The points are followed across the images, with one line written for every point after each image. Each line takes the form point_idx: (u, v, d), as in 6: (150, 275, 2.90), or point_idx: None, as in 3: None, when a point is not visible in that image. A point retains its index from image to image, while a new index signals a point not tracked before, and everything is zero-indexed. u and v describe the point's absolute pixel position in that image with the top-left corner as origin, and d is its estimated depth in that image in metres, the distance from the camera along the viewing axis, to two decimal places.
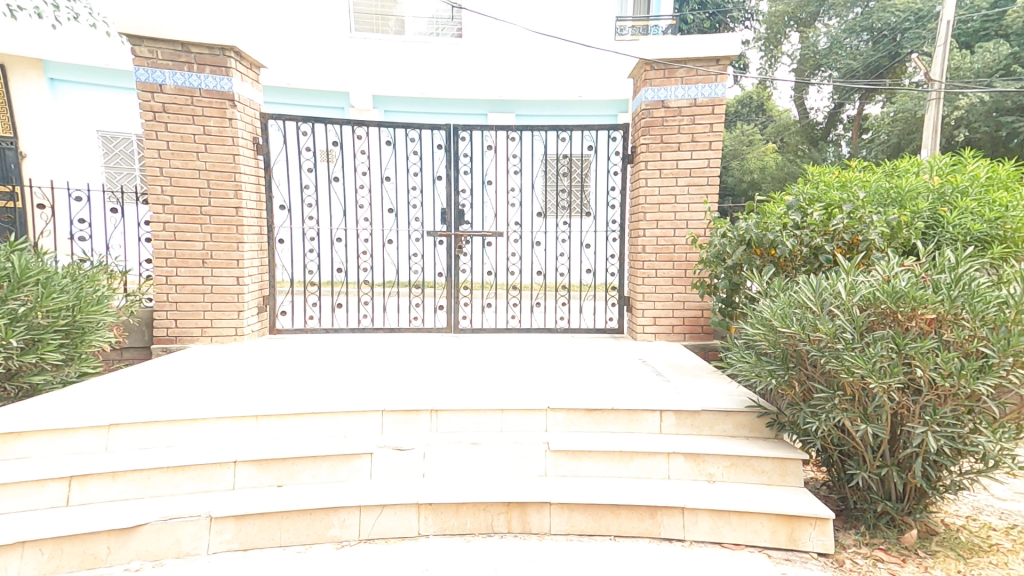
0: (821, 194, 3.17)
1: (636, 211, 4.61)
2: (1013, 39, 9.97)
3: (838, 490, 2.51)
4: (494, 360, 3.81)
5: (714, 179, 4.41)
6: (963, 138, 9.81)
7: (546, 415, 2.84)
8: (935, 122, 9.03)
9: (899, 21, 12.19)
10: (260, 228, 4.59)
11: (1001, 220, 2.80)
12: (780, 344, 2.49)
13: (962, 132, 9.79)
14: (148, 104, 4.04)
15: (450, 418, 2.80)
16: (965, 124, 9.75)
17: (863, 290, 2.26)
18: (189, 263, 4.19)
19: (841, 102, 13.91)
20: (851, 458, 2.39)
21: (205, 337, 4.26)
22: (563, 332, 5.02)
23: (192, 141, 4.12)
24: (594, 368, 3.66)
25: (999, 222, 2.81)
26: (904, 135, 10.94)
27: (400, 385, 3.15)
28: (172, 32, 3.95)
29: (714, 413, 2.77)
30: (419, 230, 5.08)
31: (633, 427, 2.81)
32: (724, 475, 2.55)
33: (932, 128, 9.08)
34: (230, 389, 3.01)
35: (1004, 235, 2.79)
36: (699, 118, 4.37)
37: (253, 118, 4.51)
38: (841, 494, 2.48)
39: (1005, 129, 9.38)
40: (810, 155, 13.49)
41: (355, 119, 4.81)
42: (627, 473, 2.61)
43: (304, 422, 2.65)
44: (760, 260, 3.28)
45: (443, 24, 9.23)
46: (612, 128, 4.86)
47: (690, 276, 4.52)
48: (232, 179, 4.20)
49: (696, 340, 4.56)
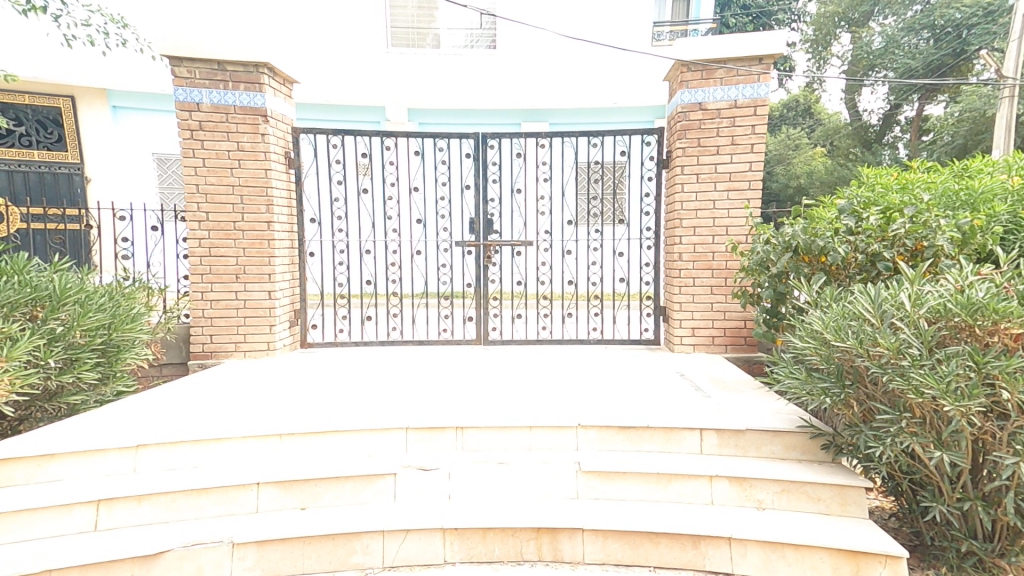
0: (877, 195, 2.94)
1: (671, 218, 4.42)
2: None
3: (911, 524, 2.28)
4: (527, 375, 3.68)
5: (755, 183, 4.19)
6: None
7: (576, 432, 2.70)
8: (1008, 122, 8.41)
9: (966, 17, 11.40)
10: (292, 241, 4.63)
11: None
12: (834, 359, 2.29)
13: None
14: (185, 123, 4.15)
15: (476, 435, 2.73)
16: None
17: (932, 301, 2.04)
18: (224, 278, 4.25)
19: (898, 103, 13.08)
20: (924, 489, 2.17)
21: (239, 352, 4.30)
22: (596, 344, 4.84)
23: (227, 158, 4.20)
24: (629, 382, 3.50)
25: None
26: (971, 135, 10.30)
27: (430, 402, 3.06)
28: (209, 52, 4.04)
29: (760, 433, 2.56)
30: (448, 241, 5.03)
31: (670, 446, 2.63)
32: (775, 502, 2.34)
33: (1006, 127, 8.48)
34: (258, 407, 3.00)
35: None
36: (740, 119, 4.16)
37: (286, 133, 4.57)
38: (914, 529, 2.25)
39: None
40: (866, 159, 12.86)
41: (386, 132, 4.81)
42: (665, 497, 2.43)
43: (328, 440, 2.64)
44: (808, 268, 3.06)
45: (477, 37, 9.34)
46: (646, 132, 4.70)
47: (731, 284, 4.29)
48: (264, 195, 4.25)
49: (739, 352, 4.31)
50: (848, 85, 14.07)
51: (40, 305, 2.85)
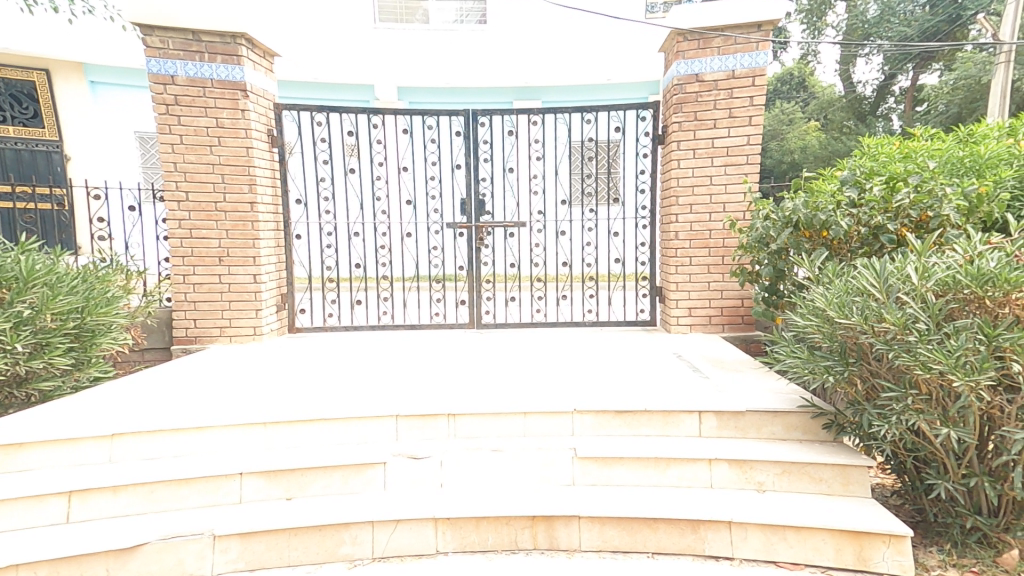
0: (880, 164, 2.82)
1: (668, 195, 4.30)
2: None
3: (912, 501, 2.21)
4: (518, 358, 3.61)
5: (753, 157, 4.07)
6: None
7: (573, 417, 2.63)
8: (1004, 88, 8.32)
9: None
10: (277, 223, 4.50)
11: None
12: (838, 337, 2.17)
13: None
14: (160, 97, 3.95)
15: (470, 422, 2.65)
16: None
17: (940, 273, 1.94)
18: (206, 261, 4.12)
19: (892, 73, 12.95)
20: (929, 466, 2.08)
21: (225, 337, 4.19)
22: (592, 326, 4.76)
23: (206, 135, 4.03)
24: (626, 364, 3.42)
25: None
26: (966, 104, 10.27)
27: (419, 388, 2.97)
28: (183, 21, 3.84)
29: (760, 414, 2.47)
30: (438, 222, 4.89)
31: (668, 430, 2.56)
32: (776, 484, 2.27)
33: (999, 94, 8.49)
34: (240, 394, 2.89)
35: None
36: (738, 91, 4.02)
37: (267, 110, 4.39)
38: (917, 505, 2.17)
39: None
40: (858, 131, 12.85)
41: (371, 109, 4.63)
42: (664, 482, 2.37)
43: (316, 428, 2.55)
44: (810, 243, 2.93)
45: (468, 12, 8.92)
46: (641, 107, 4.54)
47: (728, 263, 4.20)
48: (247, 174, 4.09)
49: (736, 332, 4.24)
50: (843, 55, 13.83)
51: (5, 287, 2.71)
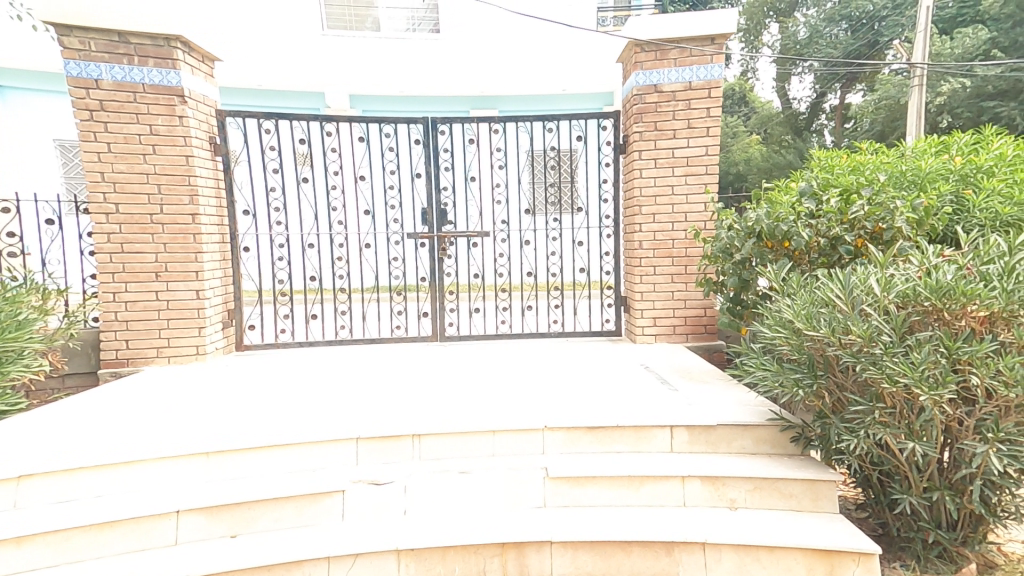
0: (835, 176, 2.87)
1: (631, 205, 4.30)
2: (989, 24, 10.64)
3: (875, 515, 2.19)
4: (478, 373, 3.49)
5: (712, 167, 4.11)
6: (947, 123, 10.48)
7: (543, 435, 2.53)
8: (919, 109, 9.01)
9: (877, 9, 12.32)
10: (222, 236, 4.30)
11: None
12: (806, 349, 2.15)
13: (946, 117, 10.46)
14: (83, 102, 3.67)
15: (436, 443, 2.51)
16: (949, 110, 10.47)
17: (900, 285, 1.95)
18: (140, 278, 3.87)
19: (823, 91, 13.75)
20: (893, 479, 2.07)
21: (161, 358, 3.92)
22: (557, 337, 4.69)
23: (138, 143, 3.78)
24: (593, 376, 3.36)
25: None
26: (888, 122, 11.07)
27: (375, 408, 2.80)
28: (107, 22, 3.57)
29: (729, 428, 2.42)
30: (398, 233, 4.72)
31: (641, 446, 2.49)
32: (748, 501, 2.21)
33: (917, 113, 9.08)
34: (174, 421, 2.66)
35: None
36: (695, 102, 4.07)
37: (207, 116, 4.14)
38: (880, 519, 2.16)
39: (985, 114, 10.19)
40: (796, 146, 13.20)
41: (324, 115, 4.43)
42: (637, 501, 2.29)
43: (265, 456, 2.37)
44: (772, 254, 2.92)
45: (419, 21, 8.83)
46: (601, 116, 4.53)
47: (690, 272, 4.22)
48: (187, 183, 3.88)
49: (699, 341, 4.26)
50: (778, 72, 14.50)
51: None
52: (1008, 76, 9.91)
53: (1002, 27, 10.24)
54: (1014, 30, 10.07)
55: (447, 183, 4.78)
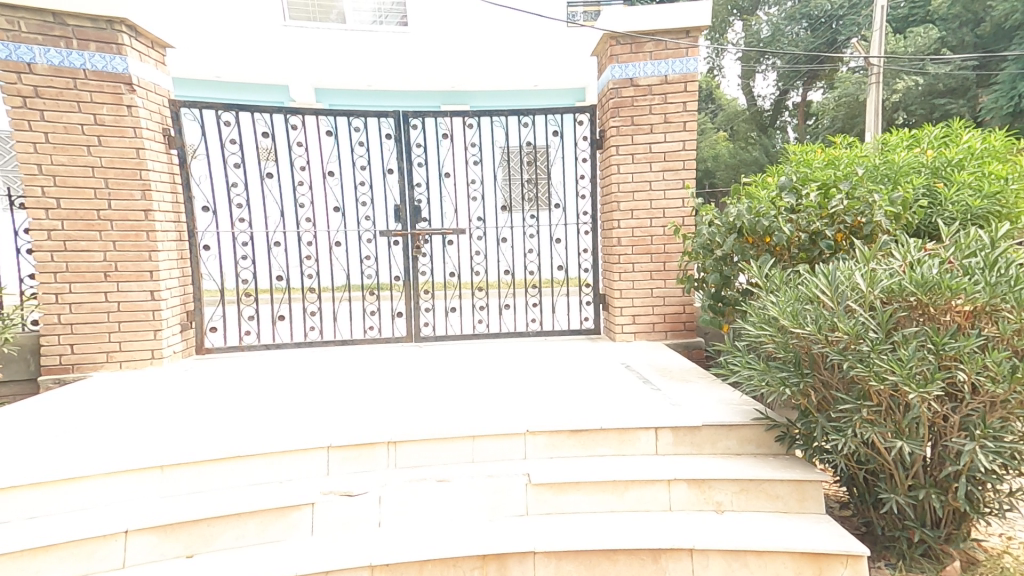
0: (813, 168, 2.81)
1: (608, 201, 4.22)
2: (938, 22, 11.12)
3: (861, 514, 2.15)
4: (452, 374, 3.37)
5: (689, 162, 4.08)
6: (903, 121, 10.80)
7: (525, 439, 2.44)
8: (877, 106, 9.19)
9: (834, 9, 12.56)
10: (178, 232, 4.08)
11: (1000, 195, 2.47)
12: (791, 346, 2.09)
13: (901, 114, 10.87)
14: (15, 88, 3.39)
15: (412, 450, 2.40)
16: (903, 107, 10.89)
17: (885, 279, 1.89)
18: (87, 278, 3.62)
19: (785, 88, 14.16)
20: (879, 479, 2.04)
21: (113, 363, 3.69)
22: (535, 335, 4.60)
23: (80, 133, 3.52)
24: (574, 377, 3.28)
25: (998, 196, 2.47)
26: (847, 119, 11.42)
27: (345, 413, 2.65)
28: (39, 1, 3.29)
29: (715, 428, 2.36)
30: (370, 230, 4.55)
31: (625, 449, 2.42)
32: (734, 504, 2.14)
33: (875, 112, 9.23)
34: (120, 433, 2.45)
35: (1008, 211, 2.46)
36: (671, 96, 4.02)
37: (159, 106, 3.89)
38: (865, 518, 2.12)
39: (937, 111, 10.63)
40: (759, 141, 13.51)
41: (288, 106, 4.21)
42: (622, 506, 2.21)
43: (225, 468, 2.22)
44: (754, 250, 2.86)
45: (385, 13, 8.65)
46: (576, 110, 4.45)
47: (669, 269, 4.19)
48: (138, 177, 3.64)
49: (679, 339, 4.23)
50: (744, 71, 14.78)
51: None
52: (956, 75, 10.40)
53: (951, 27, 10.69)
54: (961, 30, 10.55)
55: (420, 178, 4.63)
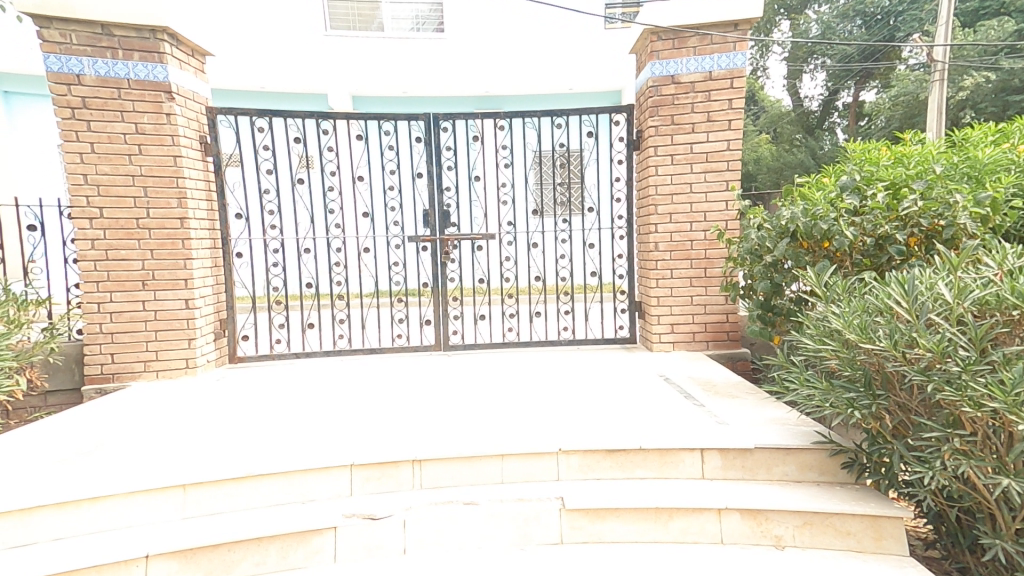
0: (879, 167, 2.57)
1: (645, 203, 4.03)
2: (1014, 16, 10.48)
3: (954, 559, 1.85)
4: (480, 386, 3.24)
5: (734, 163, 3.85)
6: (969, 119, 10.16)
7: (557, 459, 2.29)
8: (940, 105, 8.63)
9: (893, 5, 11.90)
10: (215, 240, 4.08)
11: None
12: (860, 363, 1.87)
13: (969, 112, 10.21)
14: (63, 99, 3.45)
15: (438, 468, 2.28)
16: (971, 105, 10.21)
17: (977, 290, 1.66)
18: (126, 286, 3.66)
19: (836, 89, 13.44)
20: (976, 519, 1.75)
21: (150, 372, 3.72)
22: (568, 345, 4.42)
23: (122, 143, 3.57)
24: (610, 390, 3.10)
25: None
26: (905, 119, 10.79)
27: (372, 429, 2.55)
28: (88, 13, 3.36)
29: (770, 451, 2.13)
30: (398, 236, 4.43)
31: (667, 471, 2.24)
32: (796, 539, 1.91)
33: (938, 110, 8.66)
34: (154, 450, 2.43)
35: None
36: (716, 93, 3.80)
37: (197, 114, 3.92)
38: (959, 564, 1.83)
39: (1010, 108, 9.94)
40: (807, 144, 12.88)
41: (321, 112, 4.17)
42: (667, 537, 2.02)
43: (251, 485, 2.17)
44: (810, 255, 2.62)
45: (424, 19, 8.68)
46: (613, 110, 4.27)
47: (710, 276, 3.95)
48: (175, 185, 3.66)
49: (721, 349, 3.98)
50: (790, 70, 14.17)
51: None
52: None
53: None
54: None
55: (450, 183, 4.54)
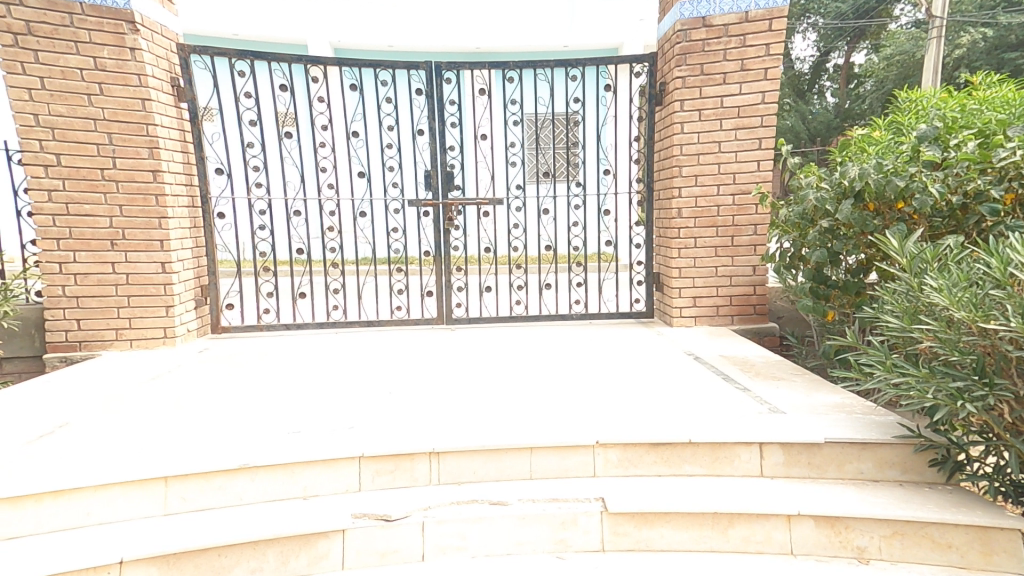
0: (963, 111, 2.23)
1: (667, 164, 3.67)
2: None
3: None
4: (487, 366, 2.96)
5: (768, 119, 3.50)
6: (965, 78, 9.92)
7: (594, 453, 2.01)
8: (936, 63, 8.21)
9: None
10: (192, 199, 3.66)
11: None
12: (968, 346, 1.58)
13: (964, 71, 9.94)
14: (5, 23, 2.96)
15: (457, 463, 1.99)
16: (966, 64, 9.94)
17: None
18: (92, 246, 3.24)
19: (827, 49, 12.83)
20: None
21: (123, 342, 3.34)
22: (579, 319, 4.13)
23: (80, 79, 3.10)
24: (637, 369, 2.83)
25: None
26: (900, 80, 10.75)
27: (379, 416, 2.25)
28: None
29: (843, 445, 1.88)
30: (398, 199, 3.99)
31: (719, 469, 1.98)
32: (882, 551, 1.66)
33: (933, 69, 8.28)
34: (123, 433, 2.09)
35: None
36: (752, 37, 3.42)
37: (166, 51, 3.43)
38: None
39: (1006, 67, 9.70)
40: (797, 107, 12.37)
41: (311, 57, 3.68)
42: (726, 546, 1.76)
43: (241, 482, 1.86)
44: (881, 220, 2.33)
45: None
46: (634, 61, 3.87)
47: (737, 245, 3.65)
48: (144, 132, 3.21)
49: (747, 325, 3.72)
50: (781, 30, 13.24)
51: None
52: None
53: None
54: None
55: (453, 141, 4.12)
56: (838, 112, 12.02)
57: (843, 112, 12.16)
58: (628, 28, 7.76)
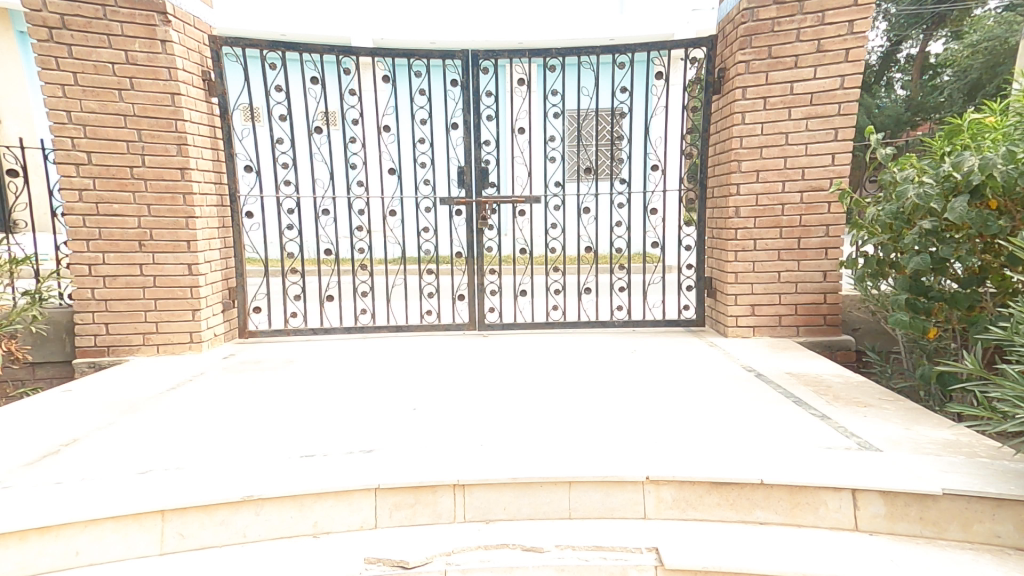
0: None
1: (725, 158, 3.30)
2: None
3: None
4: (523, 382, 2.67)
5: (847, 106, 3.07)
6: None
7: (647, 491, 1.71)
8: None
9: None
10: (220, 198, 3.53)
11: None
12: None
13: None
14: (40, 16, 2.89)
15: (485, 497, 1.73)
16: None
17: None
18: (121, 247, 3.15)
19: (899, 39, 11.42)
20: None
21: (149, 346, 3.24)
22: (624, 327, 3.80)
23: (111, 74, 3.01)
24: (694, 389, 2.49)
25: None
26: (984, 68, 10.15)
27: (402, 440, 2.00)
28: None
29: (968, 498, 1.53)
30: (429, 197, 3.73)
31: (800, 518, 1.64)
32: None
33: None
34: (122, 453, 1.90)
35: None
36: (831, 14, 3.01)
37: (198, 44, 3.31)
38: None
39: None
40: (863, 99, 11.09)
41: (343, 47, 3.48)
42: None
43: (243, 518, 1.65)
44: (1009, 221, 2.06)
45: None
46: (690, 44, 3.51)
47: (804, 248, 3.24)
48: (174, 129, 3.11)
49: (815, 336, 3.30)
50: None
51: None
52: None
53: None
54: None
55: (489, 136, 3.84)
56: (908, 105, 10.86)
57: (914, 104, 10.94)
58: (680, 19, 7.24)
